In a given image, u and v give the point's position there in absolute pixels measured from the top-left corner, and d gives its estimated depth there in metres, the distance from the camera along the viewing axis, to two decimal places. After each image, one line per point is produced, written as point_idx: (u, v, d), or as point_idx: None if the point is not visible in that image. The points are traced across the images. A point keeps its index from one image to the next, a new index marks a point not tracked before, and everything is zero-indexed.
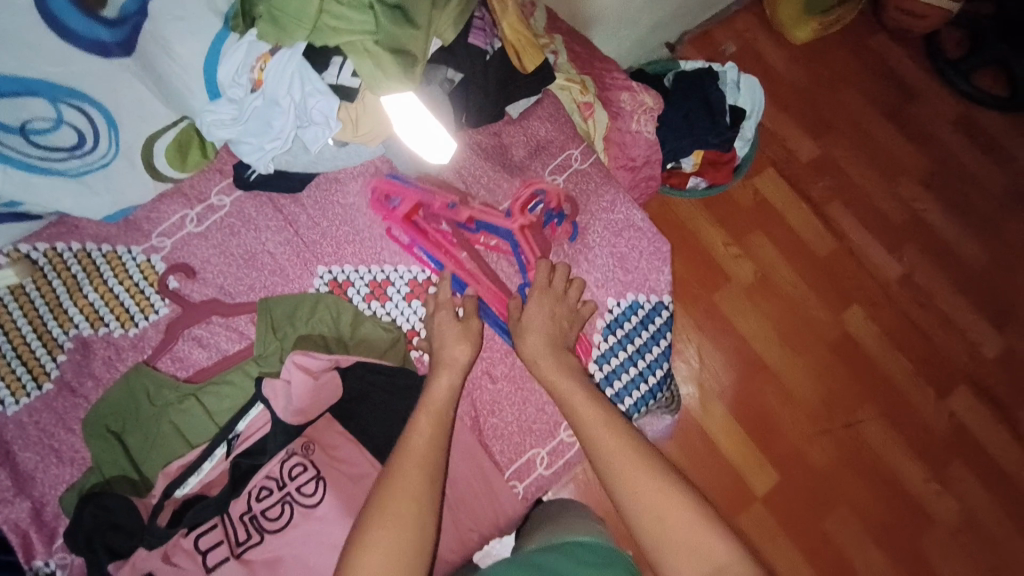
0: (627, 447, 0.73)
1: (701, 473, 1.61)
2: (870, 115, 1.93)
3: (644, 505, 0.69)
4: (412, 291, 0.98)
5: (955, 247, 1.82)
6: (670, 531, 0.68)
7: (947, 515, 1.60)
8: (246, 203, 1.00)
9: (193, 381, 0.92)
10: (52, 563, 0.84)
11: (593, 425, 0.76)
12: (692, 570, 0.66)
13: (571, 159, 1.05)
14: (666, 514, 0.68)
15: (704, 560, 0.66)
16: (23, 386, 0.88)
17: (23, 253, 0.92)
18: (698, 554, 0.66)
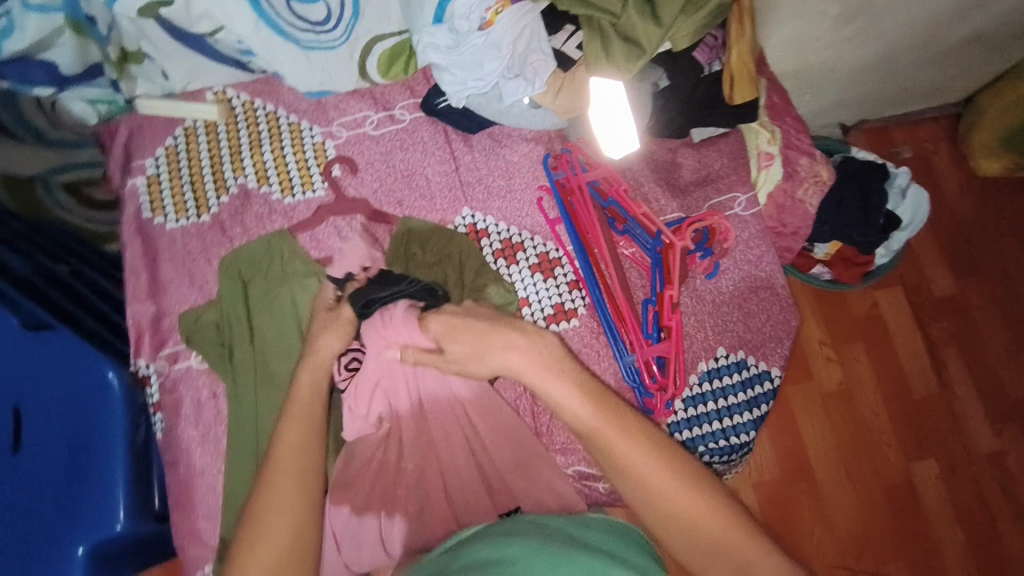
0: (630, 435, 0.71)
1: None
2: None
3: (649, 490, 0.69)
4: (539, 264, 0.99)
5: None
6: (695, 538, 0.67)
7: None
8: (423, 126, 1.04)
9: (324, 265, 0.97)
10: (152, 367, 0.93)
11: (614, 447, 0.71)
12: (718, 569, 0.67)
13: (735, 201, 1.03)
14: (666, 502, 0.68)
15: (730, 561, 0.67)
16: (187, 211, 0.97)
17: (228, 97, 1.01)
18: (724, 551, 0.67)
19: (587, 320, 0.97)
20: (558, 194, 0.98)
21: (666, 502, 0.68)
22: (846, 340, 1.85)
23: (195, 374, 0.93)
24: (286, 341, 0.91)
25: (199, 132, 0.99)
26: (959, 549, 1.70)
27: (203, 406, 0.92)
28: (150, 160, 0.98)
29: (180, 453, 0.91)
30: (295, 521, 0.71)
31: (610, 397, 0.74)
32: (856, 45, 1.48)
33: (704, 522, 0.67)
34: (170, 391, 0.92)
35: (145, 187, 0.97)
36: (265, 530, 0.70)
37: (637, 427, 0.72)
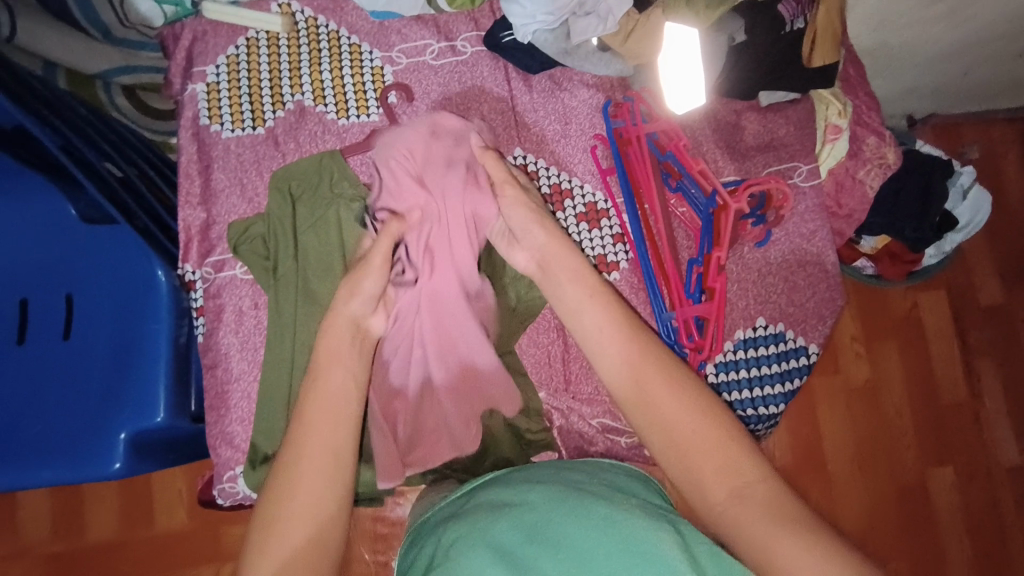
0: (650, 363, 0.67)
1: None
2: None
3: (668, 421, 0.64)
4: (587, 214, 0.97)
5: None
6: (692, 455, 0.62)
7: None
8: (483, 60, 1.01)
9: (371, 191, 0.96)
10: (199, 273, 0.95)
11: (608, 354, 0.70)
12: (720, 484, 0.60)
13: (795, 171, 1.00)
14: (686, 431, 0.63)
15: (732, 474, 0.60)
16: (243, 123, 0.98)
17: (292, 10, 1.00)
18: (727, 464, 0.61)
19: (628, 274, 0.96)
20: (615, 144, 0.96)
21: (659, 407, 0.65)
22: (880, 338, 1.81)
23: (239, 283, 0.96)
24: (329, 260, 0.92)
25: (261, 44, 0.99)
26: (964, 560, 1.69)
27: (244, 315, 0.95)
28: (211, 67, 0.98)
29: (219, 357, 0.94)
30: (320, 475, 0.64)
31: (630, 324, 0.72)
32: (942, 27, 1.39)
33: (730, 457, 0.61)
34: (213, 297, 0.95)
35: (203, 94, 0.98)
36: (299, 487, 0.63)
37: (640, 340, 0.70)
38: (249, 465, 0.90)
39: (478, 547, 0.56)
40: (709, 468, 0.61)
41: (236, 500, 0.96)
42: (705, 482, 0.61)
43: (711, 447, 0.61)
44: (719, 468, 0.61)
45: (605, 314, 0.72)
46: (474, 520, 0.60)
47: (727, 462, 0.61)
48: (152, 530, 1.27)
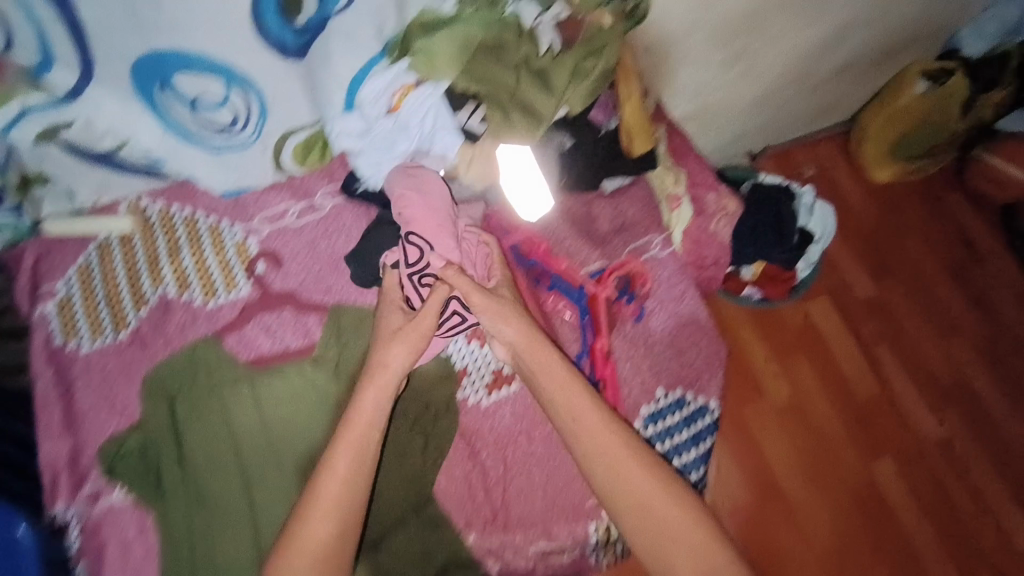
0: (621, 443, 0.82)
1: None
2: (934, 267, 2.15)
3: (635, 484, 0.81)
4: (474, 332, 0.98)
5: (1002, 422, 1.95)
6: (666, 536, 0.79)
7: None
8: (344, 211, 1.04)
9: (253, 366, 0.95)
10: (70, 513, 0.85)
11: (593, 456, 0.82)
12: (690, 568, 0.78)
13: (651, 244, 1.07)
14: (640, 494, 0.80)
15: (702, 562, 0.77)
16: (103, 332, 0.93)
17: (142, 206, 0.99)
18: (691, 548, 0.78)
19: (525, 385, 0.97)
20: (481, 262, 0.99)
21: (642, 496, 0.80)
22: (790, 352, 1.94)
23: (119, 511, 0.86)
24: (225, 451, 0.88)
25: (112, 247, 0.96)
26: (931, 544, 1.76)
27: (131, 544, 0.85)
28: (61, 283, 0.94)
29: None
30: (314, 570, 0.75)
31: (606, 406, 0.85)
32: (744, 83, 1.61)
33: (672, 518, 0.79)
34: (93, 532, 0.85)
35: (55, 311, 0.93)
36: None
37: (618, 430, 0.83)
38: None
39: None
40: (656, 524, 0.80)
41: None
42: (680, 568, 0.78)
43: (659, 509, 0.80)
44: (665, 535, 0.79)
45: (583, 401, 0.83)
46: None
47: (667, 519, 0.79)
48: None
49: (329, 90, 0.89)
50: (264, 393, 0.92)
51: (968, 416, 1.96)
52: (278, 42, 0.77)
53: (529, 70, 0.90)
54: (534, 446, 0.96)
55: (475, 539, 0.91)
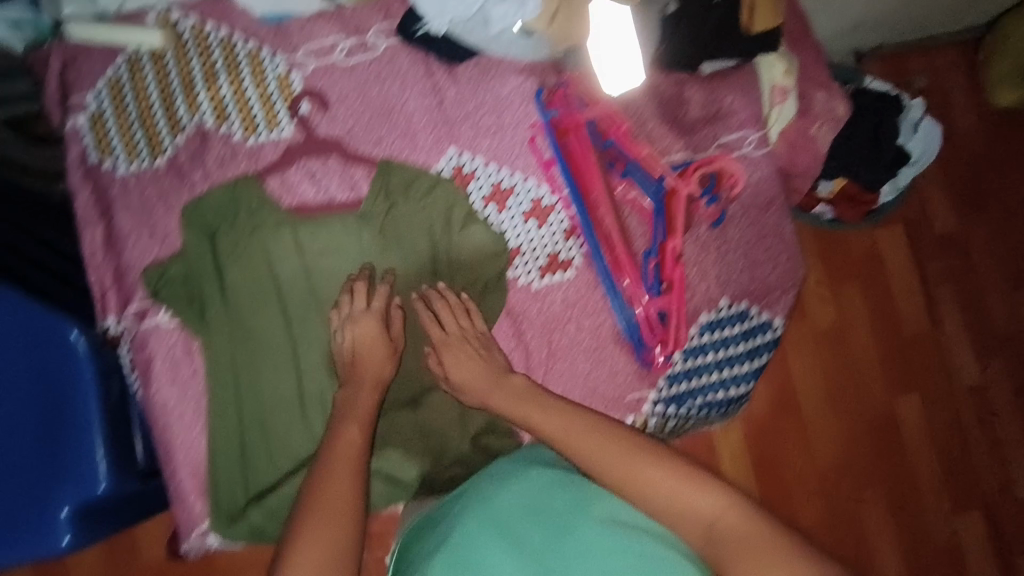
0: (634, 450, 0.70)
1: None
2: None
3: (660, 495, 0.67)
4: (532, 210, 0.91)
5: None
6: (662, 502, 0.67)
7: None
8: (400, 55, 0.92)
9: (296, 212, 0.89)
10: (122, 325, 0.88)
11: (572, 440, 0.74)
12: (685, 529, 0.66)
13: (745, 141, 0.95)
14: (677, 497, 0.66)
15: (692, 516, 0.65)
16: (139, 154, 0.87)
17: (172, 21, 0.88)
18: (690, 513, 0.66)
19: (583, 271, 0.90)
20: (549, 135, 0.89)
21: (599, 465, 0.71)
22: (843, 279, 1.85)
23: (166, 333, 0.87)
24: (269, 291, 0.88)
25: (144, 63, 0.87)
26: (936, 480, 1.79)
27: (178, 364, 0.87)
28: (90, 94, 0.86)
29: (158, 413, 0.87)
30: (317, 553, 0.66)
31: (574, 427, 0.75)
32: None
33: (701, 500, 0.66)
34: (140, 348, 0.87)
35: (87, 126, 0.86)
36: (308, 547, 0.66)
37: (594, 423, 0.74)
38: (216, 518, 0.88)
39: (485, 527, 0.70)
40: (692, 523, 0.65)
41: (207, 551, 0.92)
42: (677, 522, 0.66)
43: (683, 495, 0.66)
44: (699, 519, 0.65)
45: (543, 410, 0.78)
46: (477, 496, 0.74)
47: (718, 522, 0.64)
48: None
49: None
50: (309, 242, 0.89)
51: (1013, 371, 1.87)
52: None
53: None
54: (580, 333, 0.90)
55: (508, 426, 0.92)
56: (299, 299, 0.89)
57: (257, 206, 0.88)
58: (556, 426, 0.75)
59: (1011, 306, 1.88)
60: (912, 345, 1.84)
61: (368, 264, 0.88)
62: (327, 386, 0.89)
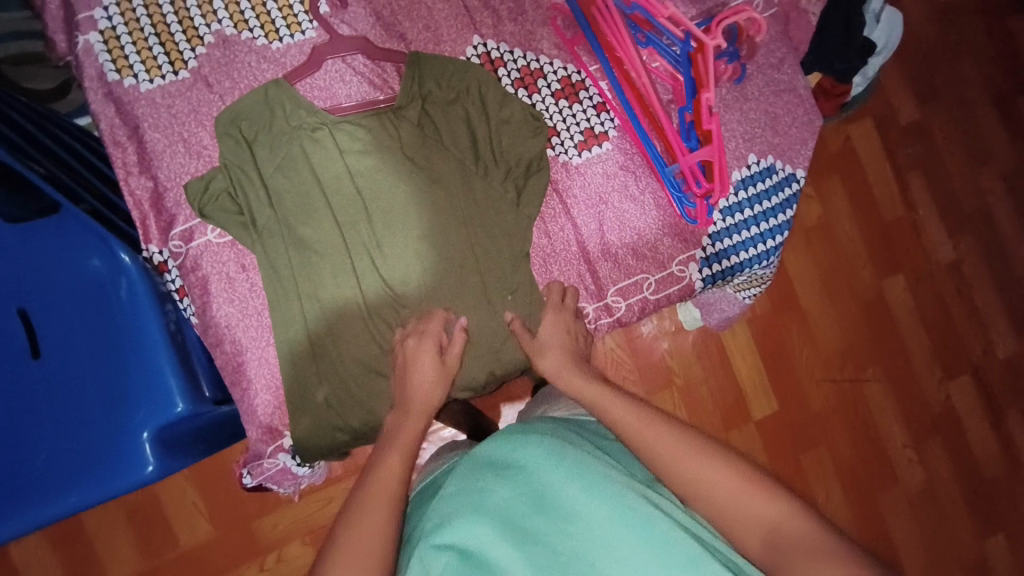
0: (679, 443, 0.63)
1: (710, 387, 1.68)
2: (981, 97, 1.97)
3: (708, 497, 0.58)
4: (563, 89, 0.93)
5: (1014, 247, 1.96)
6: (723, 506, 0.57)
7: (910, 478, 1.80)
8: None
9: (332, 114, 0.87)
10: (166, 253, 0.83)
11: (623, 423, 0.67)
12: (747, 535, 0.56)
13: (753, 3, 0.98)
14: (723, 498, 0.58)
15: (756, 522, 0.55)
16: (160, 69, 0.84)
17: None
18: (751, 520, 0.55)
19: (620, 142, 0.93)
20: (577, 7, 0.91)
21: (659, 459, 0.62)
22: (825, 175, 1.87)
23: (216, 249, 0.84)
24: (311, 196, 0.85)
25: None
26: (925, 351, 1.87)
27: (235, 281, 0.85)
28: (99, 11, 0.83)
29: (222, 332, 0.84)
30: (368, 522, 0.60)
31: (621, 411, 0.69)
32: None
33: (750, 503, 0.56)
34: (193, 271, 0.84)
35: (100, 44, 0.83)
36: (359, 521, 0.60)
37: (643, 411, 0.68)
38: (295, 437, 0.85)
39: (478, 517, 0.59)
40: (746, 526, 0.56)
41: (263, 475, 0.89)
42: (740, 534, 0.56)
43: (725, 494, 0.57)
44: (751, 520, 0.56)
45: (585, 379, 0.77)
46: (474, 478, 0.65)
47: (757, 517, 0.56)
48: (178, 548, 1.10)
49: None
50: (346, 144, 0.86)
51: (984, 243, 1.95)
52: None
53: None
54: (625, 203, 0.93)
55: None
56: (343, 200, 0.86)
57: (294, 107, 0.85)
58: (615, 420, 0.69)
59: (975, 182, 1.96)
60: (895, 231, 1.90)
61: (394, 224, 0.87)
62: (377, 292, 0.86)
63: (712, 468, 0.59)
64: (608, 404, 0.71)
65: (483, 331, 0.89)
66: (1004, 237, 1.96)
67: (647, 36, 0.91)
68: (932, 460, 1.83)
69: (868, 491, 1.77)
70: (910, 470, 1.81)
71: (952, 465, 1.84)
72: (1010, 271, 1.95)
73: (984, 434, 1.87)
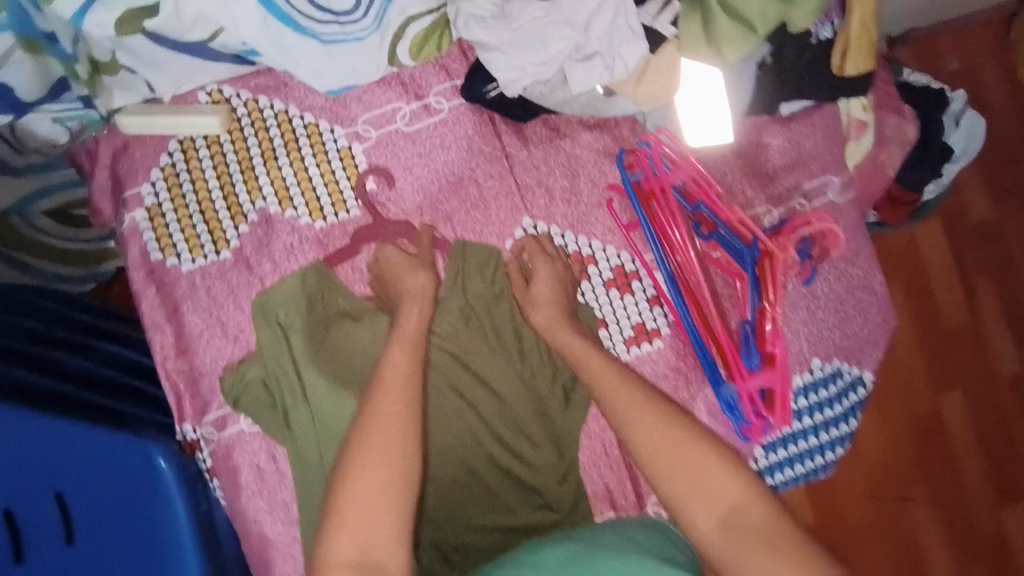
0: (644, 406, 0.70)
1: None
2: None
3: (677, 495, 0.65)
4: (615, 279, 0.87)
5: None
6: (688, 503, 0.65)
7: None
8: (466, 116, 0.88)
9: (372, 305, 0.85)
10: (199, 431, 0.83)
11: (619, 399, 0.71)
12: (708, 510, 0.64)
13: (829, 186, 0.91)
14: (690, 470, 0.65)
15: (719, 499, 0.64)
16: (202, 248, 0.83)
17: (226, 96, 0.83)
18: (716, 496, 0.64)
19: (671, 340, 0.88)
20: (635, 199, 0.84)
21: (652, 448, 0.67)
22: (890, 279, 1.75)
23: (249, 438, 0.83)
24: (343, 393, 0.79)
25: (199, 150, 0.83)
26: (981, 477, 1.74)
27: (264, 472, 0.83)
28: (146, 187, 0.82)
29: (250, 523, 0.83)
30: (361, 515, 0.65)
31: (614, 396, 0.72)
32: None
33: (710, 474, 0.65)
34: (224, 459, 0.83)
35: (146, 222, 0.82)
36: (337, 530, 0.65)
37: (641, 390, 0.71)
38: None
39: None
40: (701, 506, 0.64)
41: None
42: (699, 519, 0.64)
43: (692, 465, 0.65)
44: (711, 498, 0.64)
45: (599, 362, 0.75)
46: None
47: (716, 493, 0.64)
48: None
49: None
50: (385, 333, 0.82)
51: None
52: None
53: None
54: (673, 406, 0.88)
55: (597, 516, 0.89)
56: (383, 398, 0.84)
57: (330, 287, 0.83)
58: (616, 397, 0.71)
59: None
60: (957, 345, 1.77)
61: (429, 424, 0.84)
62: None
63: (681, 446, 0.66)
64: (584, 355, 0.75)
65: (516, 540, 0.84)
66: None
67: (710, 234, 0.85)
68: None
69: None
70: None
71: None
72: None
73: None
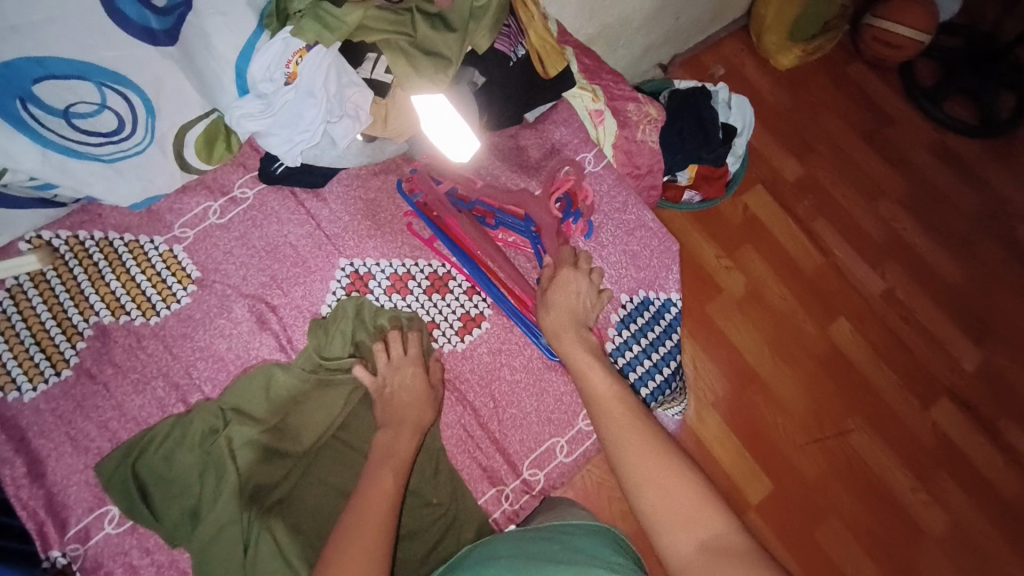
0: (639, 431, 0.70)
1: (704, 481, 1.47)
2: (848, 137, 1.85)
3: (660, 523, 0.65)
4: (432, 284, 1.00)
5: (934, 264, 1.75)
6: (665, 527, 0.64)
7: (934, 525, 1.53)
8: (269, 195, 1.01)
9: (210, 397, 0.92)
10: (66, 555, 0.84)
11: (615, 419, 0.73)
12: (684, 538, 0.63)
13: (584, 162, 1.10)
14: (667, 493, 0.65)
15: (699, 530, 0.63)
16: (41, 373, 0.88)
17: (45, 240, 0.93)
18: (699, 528, 0.63)
19: (496, 318, 0.99)
20: (424, 215, 1.00)
21: (642, 468, 0.67)
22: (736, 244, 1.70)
23: (117, 539, 0.86)
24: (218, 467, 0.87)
25: (26, 290, 0.90)
26: (897, 390, 1.63)
27: (139, 569, 0.86)
28: None
29: None
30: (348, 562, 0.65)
31: (626, 415, 0.73)
32: None
33: (693, 509, 0.64)
34: (94, 570, 0.85)
35: None
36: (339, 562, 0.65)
37: (636, 416, 0.73)
38: None
39: None
40: (679, 527, 0.64)
41: None
42: (677, 548, 0.63)
43: (676, 495, 0.65)
44: (690, 522, 0.63)
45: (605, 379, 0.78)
46: None
47: (694, 518, 0.64)
48: None
49: (221, 79, 0.85)
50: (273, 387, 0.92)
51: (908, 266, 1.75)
52: (143, 29, 0.74)
53: (424, 14, 0.84)
54: (516, 374, 0.99)
55: (480, 498, 0.94)
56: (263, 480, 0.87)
57: (174, 383, 0.91)
58: (614, 416, 0.73)
59: (876, 214, 1.78)
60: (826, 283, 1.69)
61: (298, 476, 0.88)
62: (290, 543, 0.84)
63: (670, 478, 0.66)
64: (598, 384, 0.78)
65: (411, 546, 0.86)
66: (926, 257, 1.75)
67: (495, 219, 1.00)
68: (952, 502, 1.55)
69: (897, 550, 1.49)
70: (929, 515, 1.54)
71: (973, 504, 1.55)
72: (950, 291, 1.72)
73: (1001, 467, 1.60)
